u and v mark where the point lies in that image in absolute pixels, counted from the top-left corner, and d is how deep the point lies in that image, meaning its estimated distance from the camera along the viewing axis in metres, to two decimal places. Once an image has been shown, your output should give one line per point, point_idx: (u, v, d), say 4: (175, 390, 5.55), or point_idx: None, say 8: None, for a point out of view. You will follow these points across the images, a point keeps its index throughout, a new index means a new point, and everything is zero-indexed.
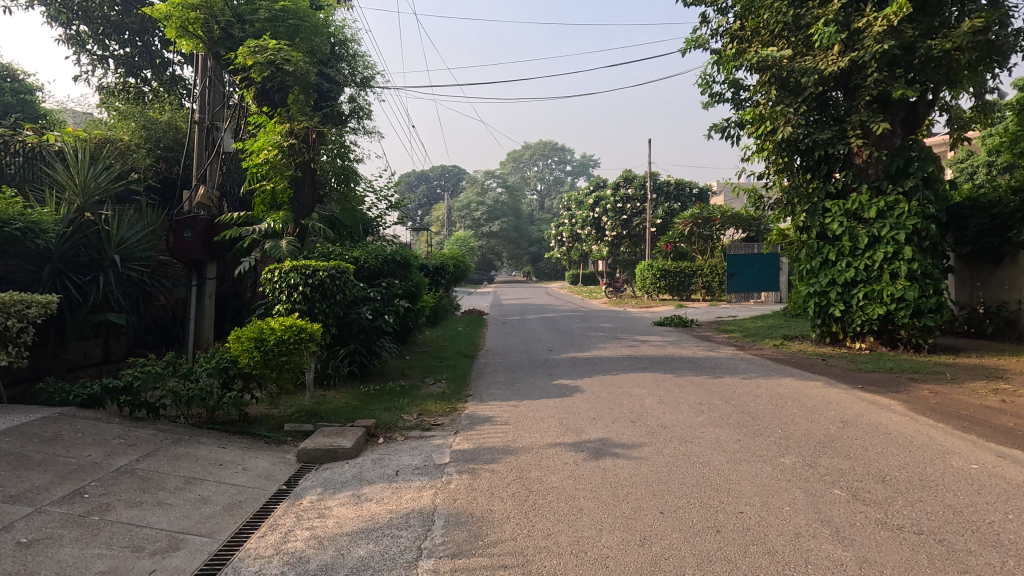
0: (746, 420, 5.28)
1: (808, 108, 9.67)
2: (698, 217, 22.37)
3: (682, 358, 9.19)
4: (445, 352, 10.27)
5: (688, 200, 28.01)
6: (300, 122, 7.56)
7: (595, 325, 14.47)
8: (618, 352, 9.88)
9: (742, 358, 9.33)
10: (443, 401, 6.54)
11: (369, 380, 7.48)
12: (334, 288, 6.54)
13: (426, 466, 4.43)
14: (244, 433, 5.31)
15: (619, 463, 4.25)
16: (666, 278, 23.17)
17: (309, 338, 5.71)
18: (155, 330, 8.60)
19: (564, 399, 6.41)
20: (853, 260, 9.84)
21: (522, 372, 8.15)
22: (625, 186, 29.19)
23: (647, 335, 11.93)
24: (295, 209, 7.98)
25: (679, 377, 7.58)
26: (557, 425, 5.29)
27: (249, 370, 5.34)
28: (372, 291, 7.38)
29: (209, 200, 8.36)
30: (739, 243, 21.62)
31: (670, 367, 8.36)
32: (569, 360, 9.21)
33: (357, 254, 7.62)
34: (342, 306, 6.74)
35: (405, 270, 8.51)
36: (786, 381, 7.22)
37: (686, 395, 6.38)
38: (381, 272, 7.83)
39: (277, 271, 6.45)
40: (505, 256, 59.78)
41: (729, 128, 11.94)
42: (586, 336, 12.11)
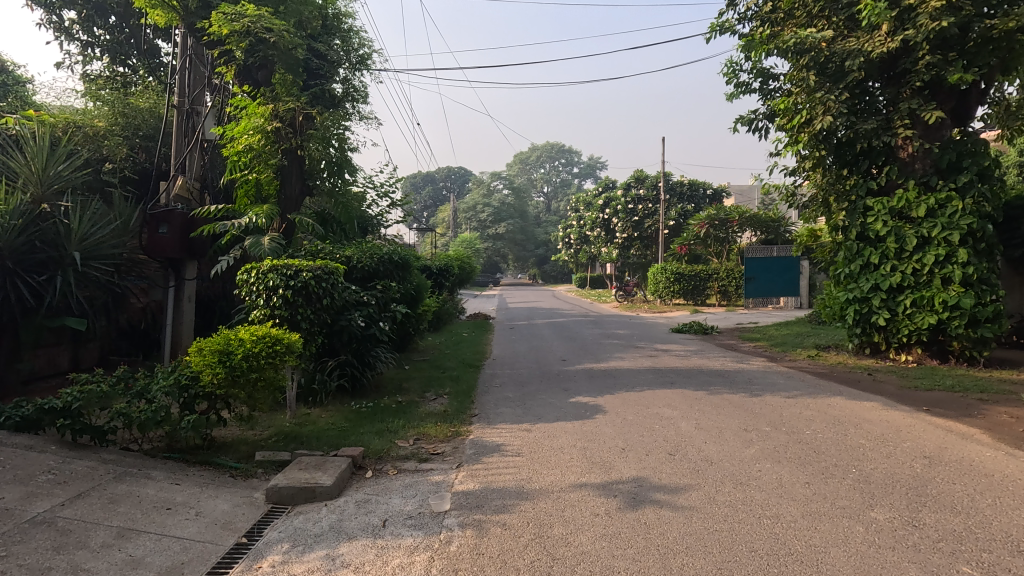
0: (808, 454, 4.38)
1: (849, 95, 8.81)
2: (714, 218, 21.43)
3: (711, 371, 8.28)
4: (449, 361, 9.41)
5: (703, 201, 27.05)
6: (287, 104, 6.75)
7: (609, 332, 13.57)
8: (638, 364, 8.99)
9: (777, 371, 8.43)
10: (444, 422, 5.67)
11: (362, 395, 6.65)
12: (320, 290, 5.69)
13: (421, 516, 3.56)
14: (206, 463, 4.45)
15: (663, 515, 3.37)
16: (680, 281, 22.23)
17: (288, 349, 4.82)
18: (126, 337, 7.76)
19: (584, 421, 5.54)
20: (898, 263, 8.93)
21: (533, 387, 7.28)
22: (637, 186, 28.27)
23: (668, 345, 11.01)
24: (281, 202, 7.17)
25: (713, 394, 6.68)
26: (580, 459, 4.41)
27: (213, 390, 4.46)
28: (366, 295, 6.52)
29: (188, 192, 7.58)
30: (757, 245, 20.66)
31: (699, 381, 7.47)
32: (585, 372, 8.33)
33: (349, 253, 6.77)
34: (330, 312, 5.90)
35: (406, 271, 7.64)
36: (837, 400, 6.32)
37: (728, 418, 5.48)
38: (377, 274, 6.98)
39: (255, 271, 5.62)
40: (511, 258, 58.94)
41: (757, 120, 11.07)
42: (601, 344, 11.22)
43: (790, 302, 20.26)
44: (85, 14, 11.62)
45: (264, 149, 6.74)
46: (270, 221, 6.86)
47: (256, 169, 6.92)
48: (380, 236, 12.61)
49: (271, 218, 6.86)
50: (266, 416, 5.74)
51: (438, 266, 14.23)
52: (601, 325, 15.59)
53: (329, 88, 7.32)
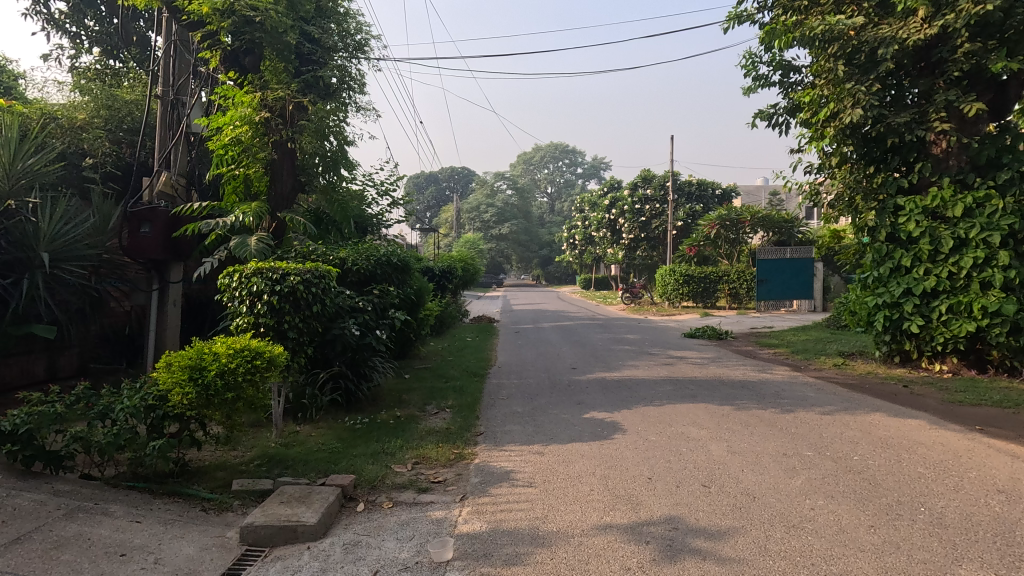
0: (863, 488, 3.82)
1: (880, 86, 8.25)
2: (725, 219, 20.82)
3: (733, 382, 7.71)
4: (452, 369, 8.86)
5: (712, 202, 26.42)
6: (277, 92, 6.24)
7: (619, 337, 12.99)
8: (654, 373, 8.42)
9: (804, 382, 7.86)
10: (447, 443, 5.11)
11: (358, 409, 6.11)
12: (309, 295, 5.14)
13: (419, 567, 3.01)
14: (176, 495, 3.91)
15: (708, 569, 2.82)
16: (689, 284, 21.62)
17: (272, 363, 4.26)
18: (104, 344, 7.24)
19: (602, 443, 4.99)
20: (932, 267, 8.35)
21: (543, 400, 6.72)
22: (644, 186, 27.67)
23: (683, 352, 10.42)
24: (271, 199, 6.66)
25: (741, 409, 6.11)
26: (602, 492, 3.85)
27: (183, 411, 3.91)
28: (362, 300, 5.98)
29: (172, 188, 7.06)
30: (769, 247, 20.03)
31: (724, 394, 6.89)
32: (598, 382, 7.76)
33: (344, 255, 6.23)
34: (320, 320, 5.35)
35: (406, 275, 7.10)
36: (878, 418, 5.74)
37: (763, 441, 4.91)
38: (374, 277, 6.44)
39: (237, 275, 5.08)
40: (514, 259, 58.35)
41: (777, 115, 10.49)
42: (613, 350, 10.65)
43: (804, 305, 19.64)
44: (74, 5, 11.20)
45: (252, 141, 6.24)
46: (260, 220, 6.36)
47: (243, 164, 6.41)
48: (380, 236, 12.08)
49: (261, 217, 6.36)
50: (250, 435, 5.19)
51: (441, 267, 13.67)
52: (610, 329, 15.02)
53: (323, 77, 6.79)
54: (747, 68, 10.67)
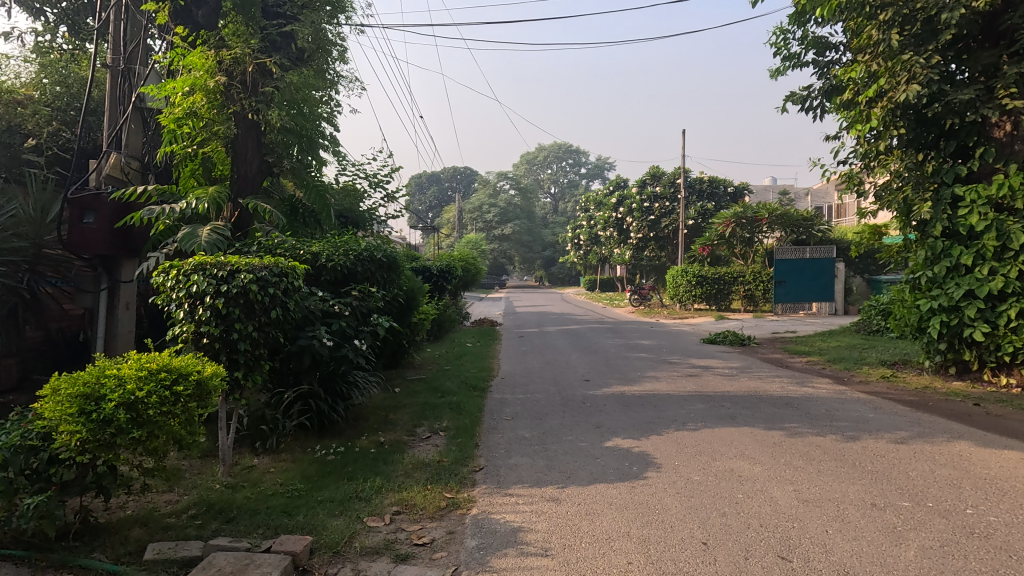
0: (1005, 564, 2.77)
1: (940, 58, 7.28)
2: (740, 217, 19.74)
3: (774, 397, 6.65)
4: (449, 381, 7.82)
5: (724, 200, 25.31)
6: (237, 52, 5.24)
7: (633, 343, 11.90)
8: (679, 387, 7.35)
9: (855, 398, 6.81)
10: (437, 484, 4.07)
11: (333, 435, 5.07)
12: (265, 296, 4.09)
13: None
14: (64, 570, 2.87)
15: None
16: (702, 285, 20.57)
17: (205, 393, 3.22)
18: (47, 353, 6.29)
19: (633, 485, 3.95)
20: (999, 265, 7.29)
21: (556, 421, 5.67)
22: (653, 183, 26.65)
23: (707, 361, 9.35)
24: (233, 183, 5.57)
25: (795, 436, 5.04)
26: (644, 568, 2.81)
27: (74, 457, 2.85)
28: (338, 304, 4.95)
29: (121, 172, 6.07)
30: (788, 246, 18.94)
31: (768, 415, 5.82)
32: (617, 398, 6.70)
33: (318, 249, 5.21)
34: (281, 327, 4.33)
35: (397, 273, 6.07)
36: (967, 448, 4.68)
37: (837, 484, 3.85)
38: (353, 276, 5.40)
39: (174, 272, 4.01)
40: (516, 260, 57.31)
41: (811, 98, 9.50)
42: (629, 359, 9.58)
43: (825, 308, 18.56)
44: None
45: (207, 112, 5.33)
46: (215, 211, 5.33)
47: (195, 141, 5.55)
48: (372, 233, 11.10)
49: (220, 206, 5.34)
50: (191, 472, 4.17)
51: (441, 266, 12.61)
52: (622, 333, 13.98)
53: (297, 38, 5.78)
54: (777, 45, 9.67)
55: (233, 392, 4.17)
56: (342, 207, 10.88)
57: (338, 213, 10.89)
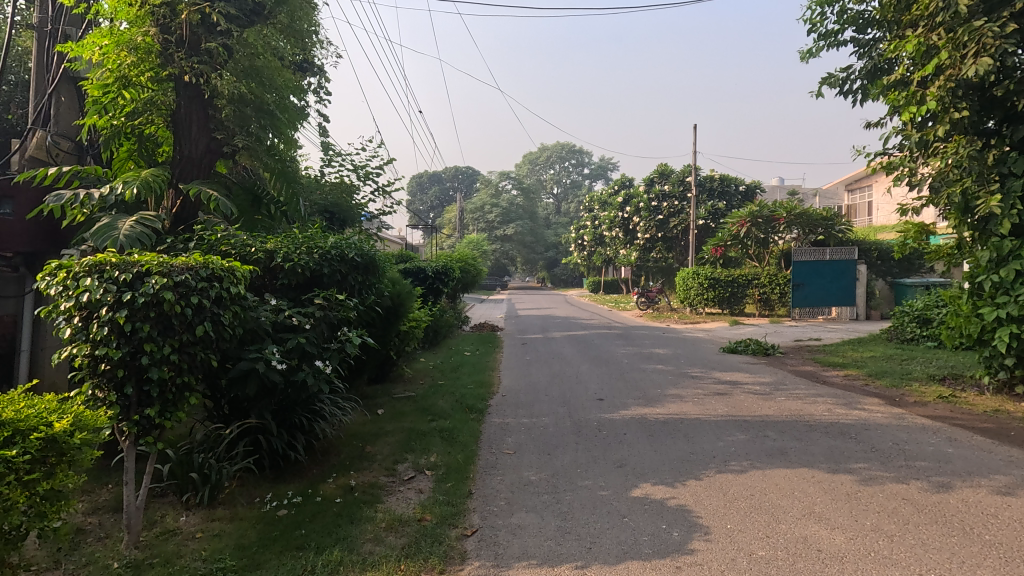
0: None
1: (1017, 26, 6.30)
2: (755, 216, 18.68)
3: (824, 424, 5.61)
4: (442, 400, 6.80)
5: (736, 198, 24.21)
6: None
7: (647, 353, 10.86)
8: (709, 409, 6.32)
9: (919, 424, 5.77)
10: (413, 559, 3.05)
11: (290, 479, 4.05)
12: (188, 308, 3.07)
13: None
14: None
15: None
16: (715, 288, 19.52)
17: (67, 462, 2.31)
18: None
19: (677, 563, 2.93)
20: None
21: (568, 458, 4.65)
22: (661, 182, 25.61)
23: (733, 376, 8.30)
24: (175, 165, 4.56)
25: (870, 483, 4.01)
26: None
27: None
28: (297, 316, 3.92)
29: (47, 153, 5.04)
30: (806, 247, 17.90)
31: (824, 450, 4.79)
32: (638, 425, 5.67)
33: (274, 246, 4.19)
34: (214, 348, 3.30)
35: (378, 275, 5.02)
36: None
37: (957, 568, 2.82)
38: (319, 280, 4.37)
39: (62, 275, 2.95)
40: (518, 261, 56.31)
41: (850, 80, 8.58)
42: (645, 373, 8.54)
43: (845, 312, 17.57)
44: None
45: (137, 73, 4.42)
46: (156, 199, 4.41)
47: (124, 112, 4.55)
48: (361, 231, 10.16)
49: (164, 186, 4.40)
50: (89, 545, 3.15)
51: (437, 267, 11.39)
52: (633, 340, 12.94)
53: None
54: (811, 22, 8.73)
55: (147, 435, 3.14)
56: (328, 203, 10.28)
57: (324, 210, 10.27)
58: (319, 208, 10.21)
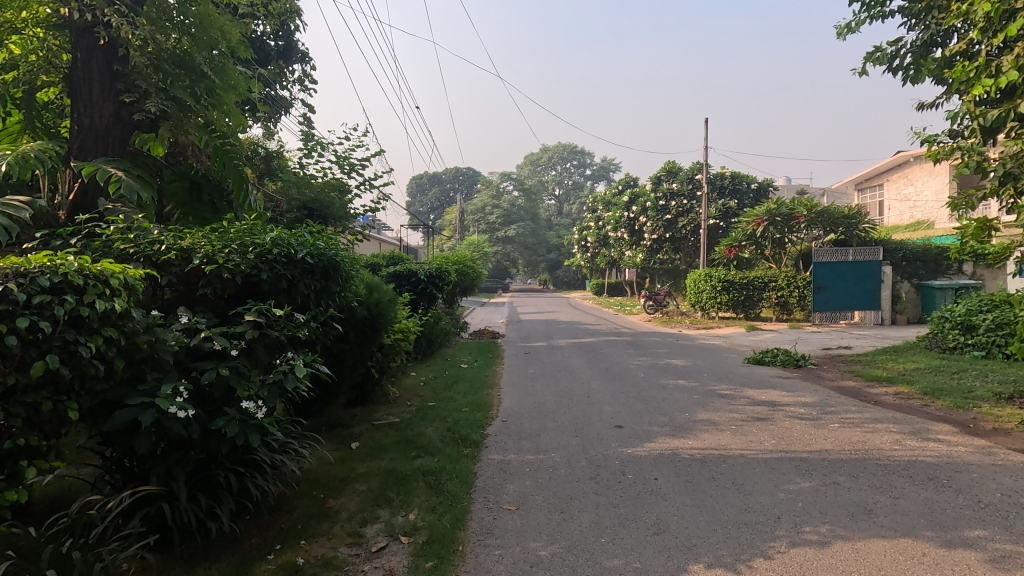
0: None
1: None
2: (773, 214, 17.46)
3: (902, 465, 4.50)
4: (431, 429, 5.72)
5: (748, 197, 23.05)
6: None
7: (664, 365, 9.76)
8: (752, 441, 5.22)
9: (1018, 463, 4.65)
10: None
11: (210, 561, 2.96)
12: (14, 337, 1.99)
13: None
14: None
15: None
16: (728, 291, 18.38)
17: None
18: None
19: None
20: None
21: (587, 519, 3.57)
22: (668, 180, 24.52)
23: (769, 395, 7.19)
24: (74, 138, 3.72)
25: (1009, 567, 2.89)
26: None
27: None
28: (218, 339, 2.83)
29: None
30: (828, 248, 16.77)
31: (919, 507, 3.68)
32: (671, 464, 4.59)
33: (192, 242, 3.09)
34: (70, 393, 2.23)
35: (344, 282, 3.94)
36: None
37: None
38: (258, 289, 3.28)
39: None
40: (520, 262, 55.31)
41: (900, 56, 7.61)
42: (667, 392, 7.43)
43: (869, 317, 16.53)
44: None
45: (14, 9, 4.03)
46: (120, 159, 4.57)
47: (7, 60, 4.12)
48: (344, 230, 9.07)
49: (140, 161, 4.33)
50: None
51: (430, 270, 10.20)
52: (646, 349, 11.82)
53: None
54: None
55: None
56: (306, 198, 9.38)
57: (301, 206, 9.39)
58: (296, 205, 9.33)
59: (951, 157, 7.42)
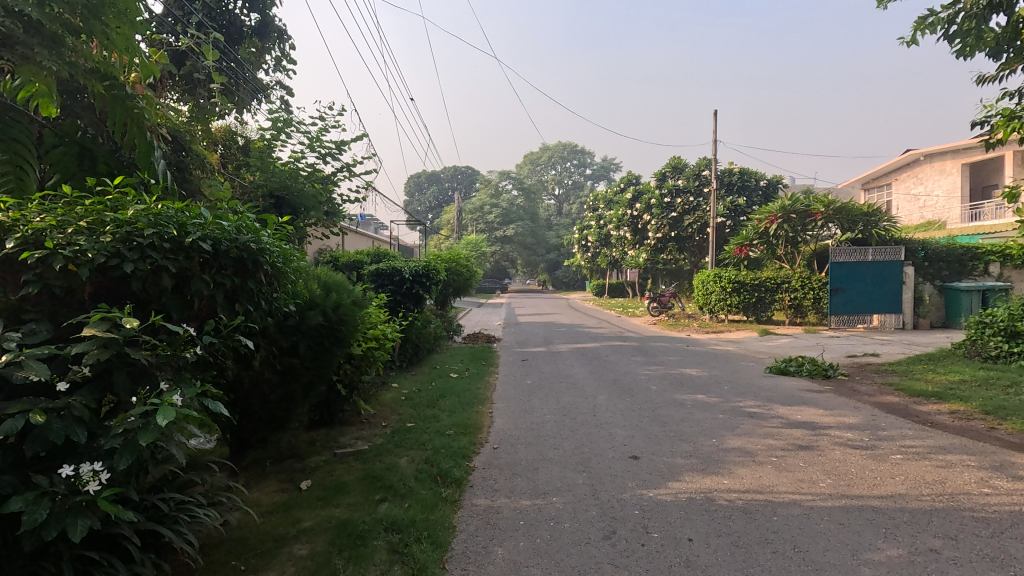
0: None
1: None
2: (788, 211, 16.31)
3: (1007, 520, 3.45)
4: (405, 461, 4.68)
5: (757, 194, 21.99)
6: None
7: (677, 375, 8.72)
8: (802, 480, 4.19)
9: None
10: None
11: None
12: None
13: None
14: None
15: None
16: (739, 293, 17.35)
17: None
18: None
19: None
20: None
21: None
22: (673, 177, 23.53)
23: (805, 414, 6.15)
24: None
25: None
26: None
27: None
28: (33, 369, 1.81)
29: None
30: (846, 247, 15.73)
31: None
32: (707, 518, 3.54)
33: (20, 218, 2.09)
34: None
35: (273, 279, 2.89)
36: None
37: None
38: (127, 286, 2.27)
39: None
40: (519, 262, 54.28)
41: (956, 20, 6.59)
42: (686, 410, 6.39)
43: (890, 321, 15.55)
44: None
45: None
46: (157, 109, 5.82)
47: None
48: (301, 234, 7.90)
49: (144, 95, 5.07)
50: None
51: (416, 267, 9.08)
52: (656, 357, 10.76)
53: None
54: None
55: None
56: (274, 184, 8.22)
57: (270, 194, 8.31)
58: (262, 192, 8.18)
59: (1012, 140, 6.49)
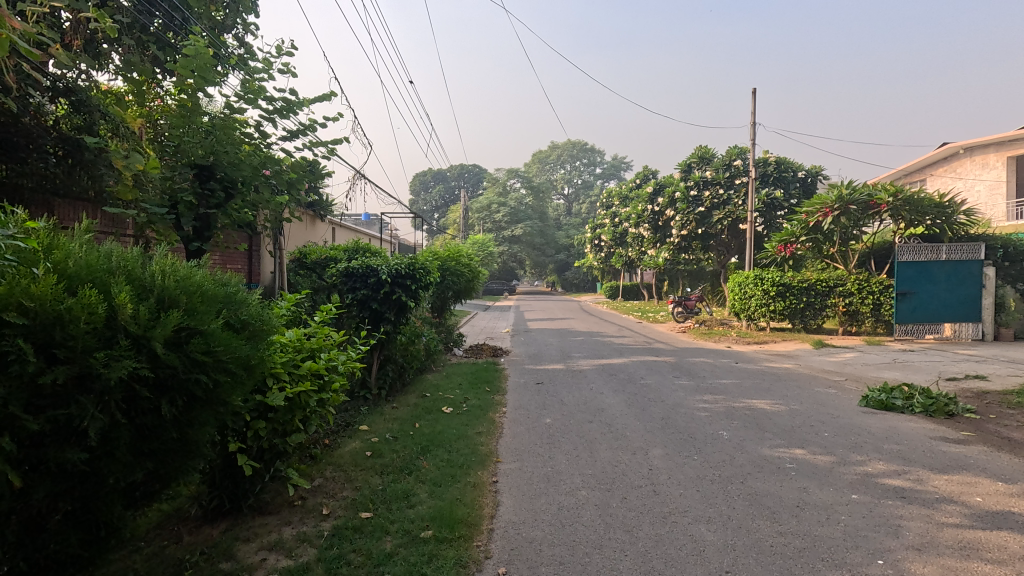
0: None
1: None
2: (846, 201, 13.77)
3: None
4: None
5: (795, 187, 19.64)
6: None
7: (746, 411, 6.47)
8: None
9: None
10: None
11: None
12: None
13: None
14: None
15: None
16: (784, 297, 14.96)
17: None
18: None
19: None
20: None
21: None
22: (700, 168, 21.28)
23: (990, 497, 3.90)
24: None
25: None
26: None
27: None
28: None
29: None
30: (914, 243, 13.53)
31: None
32: None
33: None
34: None
35: None
36: None
37: None
38: None
39: None
40: (528, 262, 52.04)
41: None
42: (793, 483, 4.15)
43: (966, 330, 13.31)
44: None
45: None
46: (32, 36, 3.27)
47: None
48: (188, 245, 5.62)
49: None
50: None
51: (398, 266, 6.82)
52: (705, 380, 8.51)
53: None
54: None
55: None
56: (195, 151, 5.74)
57: (191, 165, 5.84)
58: (180, 165, 5.81)
59: None
